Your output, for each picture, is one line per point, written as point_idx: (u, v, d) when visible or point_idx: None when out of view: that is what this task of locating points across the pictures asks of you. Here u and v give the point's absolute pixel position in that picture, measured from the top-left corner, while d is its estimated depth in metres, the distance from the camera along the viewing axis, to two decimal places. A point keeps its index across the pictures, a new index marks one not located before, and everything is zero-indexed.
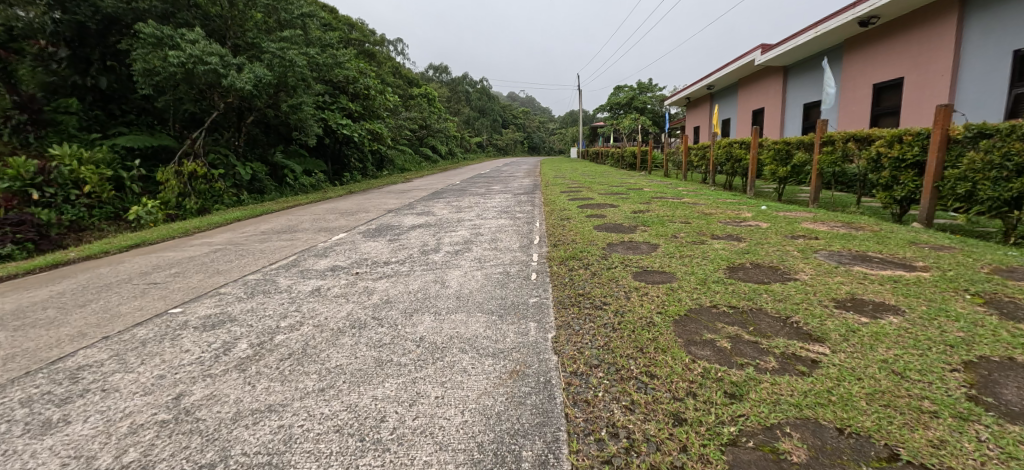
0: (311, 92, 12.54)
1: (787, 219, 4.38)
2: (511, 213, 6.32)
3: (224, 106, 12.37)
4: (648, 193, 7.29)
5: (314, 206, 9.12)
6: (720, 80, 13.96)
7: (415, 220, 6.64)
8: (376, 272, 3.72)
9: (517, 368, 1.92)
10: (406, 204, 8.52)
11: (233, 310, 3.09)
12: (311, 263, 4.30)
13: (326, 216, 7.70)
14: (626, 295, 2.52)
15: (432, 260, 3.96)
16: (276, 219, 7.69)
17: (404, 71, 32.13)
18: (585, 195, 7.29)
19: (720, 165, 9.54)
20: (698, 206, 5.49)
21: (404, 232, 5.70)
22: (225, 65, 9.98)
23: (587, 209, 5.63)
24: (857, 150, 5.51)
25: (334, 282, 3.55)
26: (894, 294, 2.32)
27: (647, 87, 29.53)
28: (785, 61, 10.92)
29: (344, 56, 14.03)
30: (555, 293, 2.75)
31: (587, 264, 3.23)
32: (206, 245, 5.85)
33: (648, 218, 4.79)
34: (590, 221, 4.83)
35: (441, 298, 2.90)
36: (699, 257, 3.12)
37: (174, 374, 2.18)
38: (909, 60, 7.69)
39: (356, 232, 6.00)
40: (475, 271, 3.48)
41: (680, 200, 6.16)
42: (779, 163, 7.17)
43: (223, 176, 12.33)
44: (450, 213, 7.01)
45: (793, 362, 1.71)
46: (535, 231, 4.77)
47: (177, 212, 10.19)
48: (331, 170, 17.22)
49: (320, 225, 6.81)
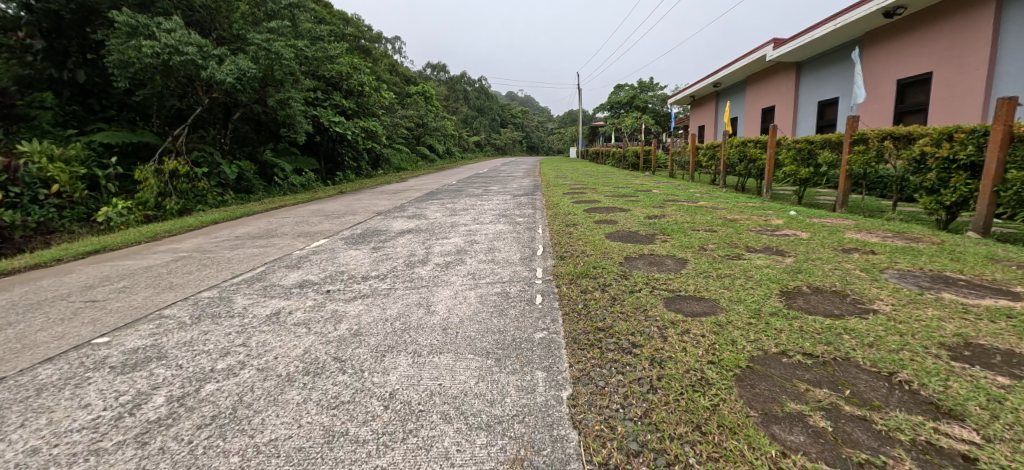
0: (299, 86, 11.87)
1: (827, 228, 3.81)
2: (510, 217, 5.73)
3: (209, 101, 11.76)
4: (658, 196, 6.73)
5: (299, 208, 8.50)
6: (727, 77, 13.41)
7: (405, 224, 6.04)
8: (351, 291, 3.13)
9: (519, 455, 1.33)
10: (397, 206, 7.92)
11: (165, 344, 2.50)
12: (278, 278, 3.70)
13: (310, 220, 7.09)
14: (660, 333, 1.94)
15: (418, 275, 3.37)
16: (255, 222, 7.07)
17: (400, 69, 31.45)
18: (590, 197, 6.69)
19: (731, 166, 9.01)
20: (718, 211, 4.92)
21: (391, 239, 5.11)
22: (205, 56, 9.35)
23: (595, 214, 5.05)
24: (895, 150, 4.98)
25: (298, 304, 2.95)
26: (1022, 339, 1.73)
27: (648, 86, 28.94)
28: (797, 57, 10.38)
29: (336, 49, 13.36)
30: (568, 327, 2.16)
31: (604, 284, 2.65)
32: (169, 253, 5.22)
33: (666, 225, 4.22)
34: (600, 228, 4.26)
35: (423, 331, 2.32)
36: (742, 278, 2.54)
37: (50, 450, 1.59)
38: (940, 54, 7.15)
39: (338, 238, 5.40)
40: (467, 292, 2.88)
41: (696, 203, 5.60)
42: (800, 164, 6.62)
43: (206, 175, 11.73)
44: (444, 216, 6.41)
45: (936, 462, 1.13)
46: (538, 240, 4.17)
47: (156, 213, 9.60)
48: (323, 169, 16.60)
49: (301, 229, 6.21)
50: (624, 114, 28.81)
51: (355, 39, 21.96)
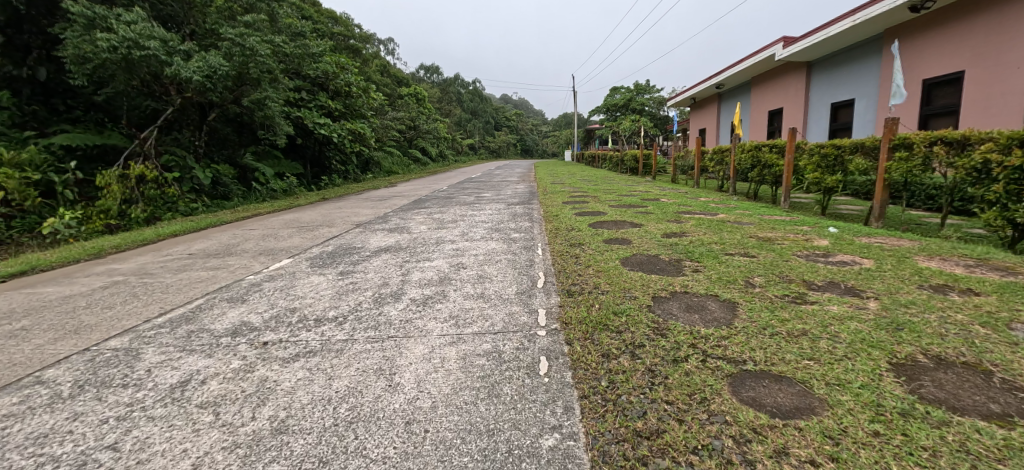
0: (278, 85, 11.01)
1: (889, 253, 3.16)
2: (504, 231, 5.02)
3: (182, 101, 10.93)
4: (668, 206, 6.06)
5: (272, 218, 7.72)
6: (732, 78, 12.81)
7: (384, 239, 5.30)
8: (297, 342, 2.39)
9: None
10: (380, 216, 7.18)
11: (8, 440, 1.72)
12: (215, 317, 2.96)
13: (280, 232, 6.32)
14: (741, 457, 1.22)
15: (388, 317, 2.64)
16: (219, 235, 6.28)
17: (392, 70, 30.67)
18: (593, 207, 6.01)
19: (742, 173, 8.38)
20: (747, 227, 4.24)
21: (365, 258, 4.37)
22: (170, 52, 8.48)
23: (603, 230, 4.35)
24: (946, 157, 4.38)
25: (219, 367, 2.20)
26: None
27: (644, 89, 28.46)
28: (810, 56, 9.79)
29: (319, 46, 12.52)
30: (592, 430, 1.44)
31: (634, 342, 1.94)
32: (104, 277, 4.43)
33: (691, 246, 3.54)
34: (612, 250, 3.56)
35: (377, 427, 1.58)
36: (825, 337, 1.84)
37: None
38: (973, 51, 6.54)
39: (305, 257, 4.65)
40: (446, 349, 2.15)
41: (716, 217, 4.93)
42: (825, 171, 6.00)
43: (178, 180, 10.91)
44: (430, 229, 5.67)
45: None
46: (538, 266, 3.43)
47: (119, 223, 8.79)
48: (309, 174, 15.81)
49: (266, 245, 5.43)
50: (621, 116, 28.24)
51: (344, 38, 21.15)
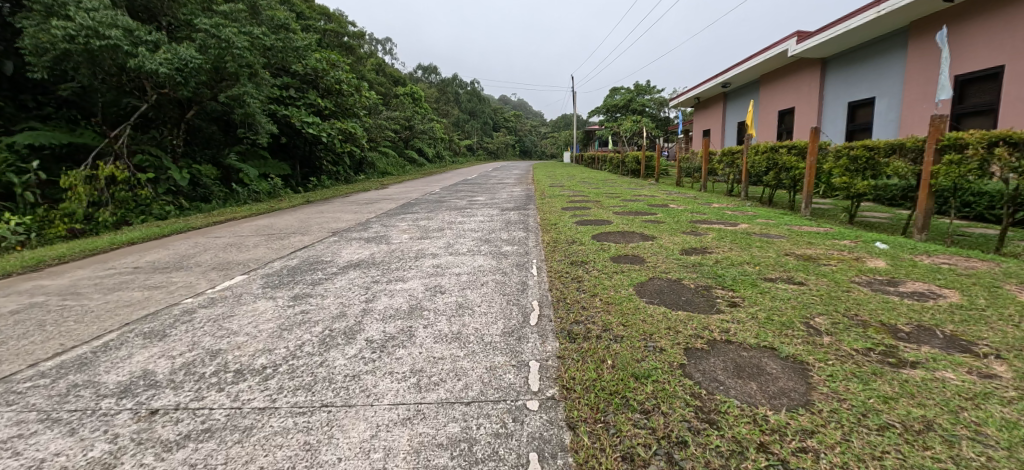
0: (259, 81, 10.31)
1: (972, 281, 2.53)
2: (496, 243, 4.36)
3: (158, 97, 10.25)
4: (680, 213, 5.43)
5: (243, 224, 7.04)
6: (739, 76, 12.19)
7: (359, 251, 4.64)
8: (196, 413, 1.73)
9: None
10: (361, 223, 6.52)
11: None
12: (114, 364, 2.29)
13: (247, 241, 5.65)
14: None
15: (331, 370, 1.98)
16: (178, 244, 5.61)
17: (387, 69, 30.08)
18: (596, 214, 5.37)
19: (756, 176, 7.77)
20: (780, 242, 3.61)
21: (331, 275, 3.72)
22: (136, 42, 7.79)
23: (609, 244, 3.72)
24: (1010, 161, 3.77)
25: (73, 456, 1.54)
26: None
27: (645, 89, 27.89)
28: (826, 52, 9.17)
29: (304, 40, 11.80)
30: None
31: (669, 436, 1.30)
32: (22, 298, 3.74)
33: (719, 268, 2.90)
34: (622, 271, 2.91)
35: None
36: (970, 439, 1.19)
37: None
38: (1014, 43, 5.94)
39: (262, 273, 3.98)
40: (397, 433, 1.49)
41: (737, 227, 4.30)
42: (856, 175, 5.41)
43: (153, 181, 10.23)
44: (412, 239, 5.01)
45: None
46: (531, 293, 2.78)
47: (85, 227, 8.26)
48: (297, 175, 15.14)
49: (225, 257, 4.77)
50: (622, 117, 27.68)
51: (336, 35, 20.57)
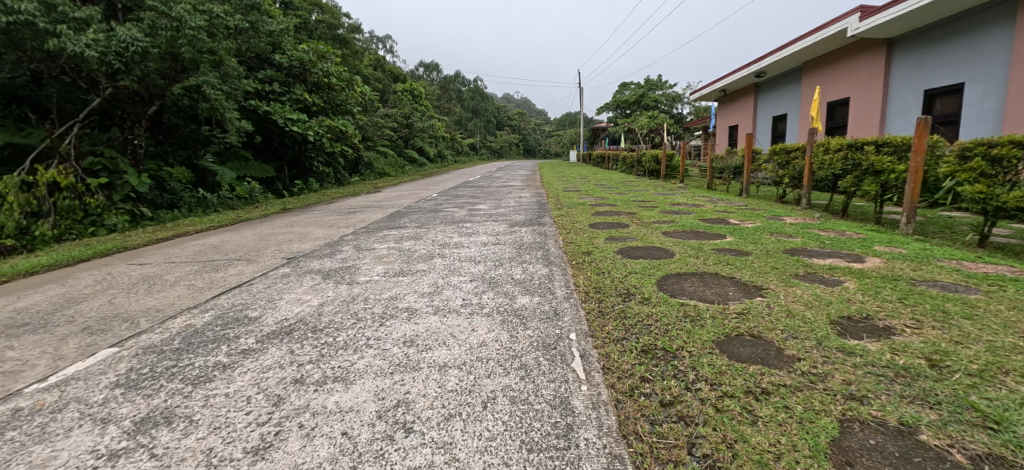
0: (225, 69, 8.89)
1: None
2: (509, 290, 2.90)
3: (112, 88, 8.84)
4: (756, 234, 3.98)
5: (187, 244, 5.61)
6: (780, 62, 10.64)
7: (309, 297, 3.19)
8: None
9: None
10: (331, 244, 5.10)
11: None
12: None
13: (172, 273, 4.20)
14: None
15: None
16: (80, 279, 4.16)
17: (387, 66, 28.82)
18: (643, 238, 3.92)
19: (823, 179, 6.29)
20: (989, 304, 2.15)
21: (242, 354, 2.27)
22: (60, 21, 6.37)
23: (697, 305, 2.25)
24: None
25: None
26: None
27: (656, 85, 26.60)
28: (897, 29, 7.63)
29: (279, 24, 10.37)
30: None
31: None
32: None
33: (966, 392, 1.42)
34: (768, 392, 1.46)
35: None
36: None
37: None
38: None
39: (145, 346, 2.53)
40: None
41: (873, 265, 2.83)
42: (996, 183, 3.97)
43: (107, 187, 8.72)
44: (388, 277, 3.55)
45: None
46: (589, 456, 1.30)
47: (15, 244, 6.69)
48: (283, 177, 13.76)
49: (121, 306, 3.32)
50: (634, 114, 26.13)
51: (331, 29, 19.34)
